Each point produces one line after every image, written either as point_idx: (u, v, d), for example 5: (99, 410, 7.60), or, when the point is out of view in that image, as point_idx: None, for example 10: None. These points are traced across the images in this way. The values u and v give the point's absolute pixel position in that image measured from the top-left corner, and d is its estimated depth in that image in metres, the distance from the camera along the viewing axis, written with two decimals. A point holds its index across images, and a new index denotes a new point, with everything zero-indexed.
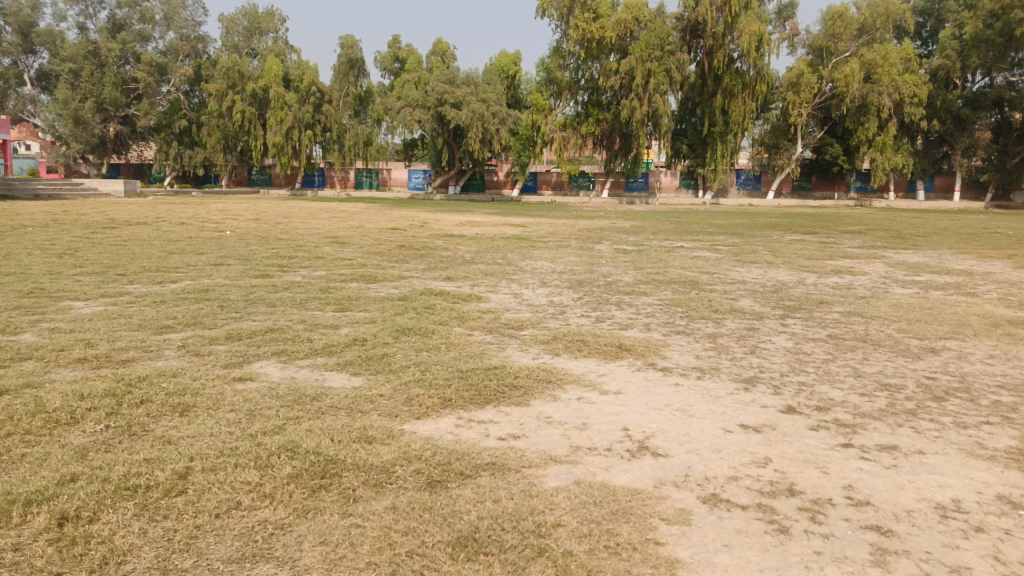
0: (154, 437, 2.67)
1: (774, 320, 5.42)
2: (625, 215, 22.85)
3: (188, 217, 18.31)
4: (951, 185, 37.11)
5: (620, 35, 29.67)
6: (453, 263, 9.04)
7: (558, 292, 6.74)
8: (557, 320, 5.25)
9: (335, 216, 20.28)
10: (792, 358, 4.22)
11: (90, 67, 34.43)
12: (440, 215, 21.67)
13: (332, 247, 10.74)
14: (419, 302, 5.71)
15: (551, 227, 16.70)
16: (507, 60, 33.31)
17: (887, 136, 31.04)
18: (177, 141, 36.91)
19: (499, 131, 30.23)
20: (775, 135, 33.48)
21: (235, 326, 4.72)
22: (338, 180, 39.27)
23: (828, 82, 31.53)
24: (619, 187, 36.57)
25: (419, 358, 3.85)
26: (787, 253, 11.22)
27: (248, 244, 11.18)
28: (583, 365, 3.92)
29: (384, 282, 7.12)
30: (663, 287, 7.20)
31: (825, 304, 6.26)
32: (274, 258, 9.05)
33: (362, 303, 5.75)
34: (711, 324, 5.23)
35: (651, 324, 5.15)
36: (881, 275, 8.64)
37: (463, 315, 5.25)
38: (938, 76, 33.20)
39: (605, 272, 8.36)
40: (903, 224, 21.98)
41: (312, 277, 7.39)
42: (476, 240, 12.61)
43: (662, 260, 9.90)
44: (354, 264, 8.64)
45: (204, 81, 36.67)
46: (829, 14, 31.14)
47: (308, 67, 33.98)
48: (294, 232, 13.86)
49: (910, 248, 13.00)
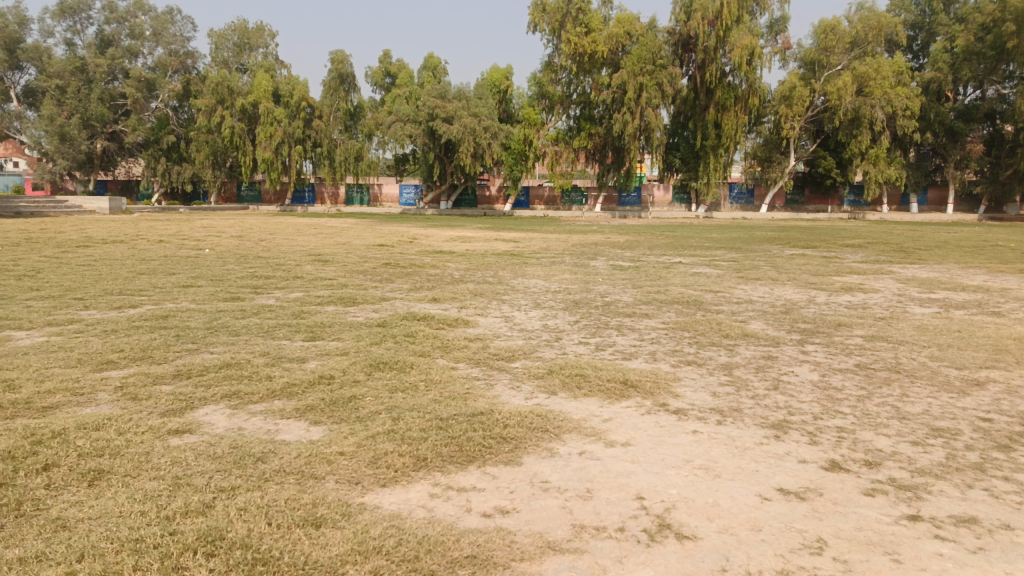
0: (44, 521, 2.11)
1: (791, 346, 4.88)
2: (618, 230, 22.42)
3: (169, 234, 17.74)
4: (944, 198, 36.92)
5: (612, 49, 29.40)
6: (441, 282, 8.51)
7: (553, 314, 6.20)
8: (552, 349, 4.70)
9: (322, 232, 19.79)
10: (822, 395, 3.68)
11: (76, 84, 33.88)
12: (430, 230, 21.20)
13: (314, 266, 10.19)
14: (399, 328, 5.15)
15: (544, 242, 16.19)
16: (499, 74, 32.97)
17: (880, 149, 30.83)
18: (166, 157, 36.39)
19: (491, 145, 29.96)
20: (768, 148, 33.24)
21: (187, 362, 4.15)
22: (329, 196, 38.82)
23: (820, 95, 31.29)
24: (612, 201, 36.24)
25: (392, 402, 3.30)
26: (791, 269, 10.74)
27: (226, 263, 10.64)
28: (583, 407, 3.38)
29: (364, 305, 6.56)
30: (665, 307, 6.67)
31: (844, 326, 5.73)
32: (249, 279, 8.49)
33: (336, 329, 5.21)
34: (723, 351, 4.71)
35: (656, 353, 4.63)
36: (894, 292, 8.15)
37: (446, 344, 4.68)
38: (930, 89, 33.05)
39: (602, 291, 7.85)
40: (902, 237, 21.57)
41: (287, 299, 6.84)
42: (466, 257, 12.08)
43: (661, 277, 9.39)
44: (333, 284, 8.08)
45: (192, 96, 36.20)
46: (821, 27, 30.92)
47: (298, 82, 33.56)
48: (276, 249, 13.32)
49: (917, 262, 12.52)
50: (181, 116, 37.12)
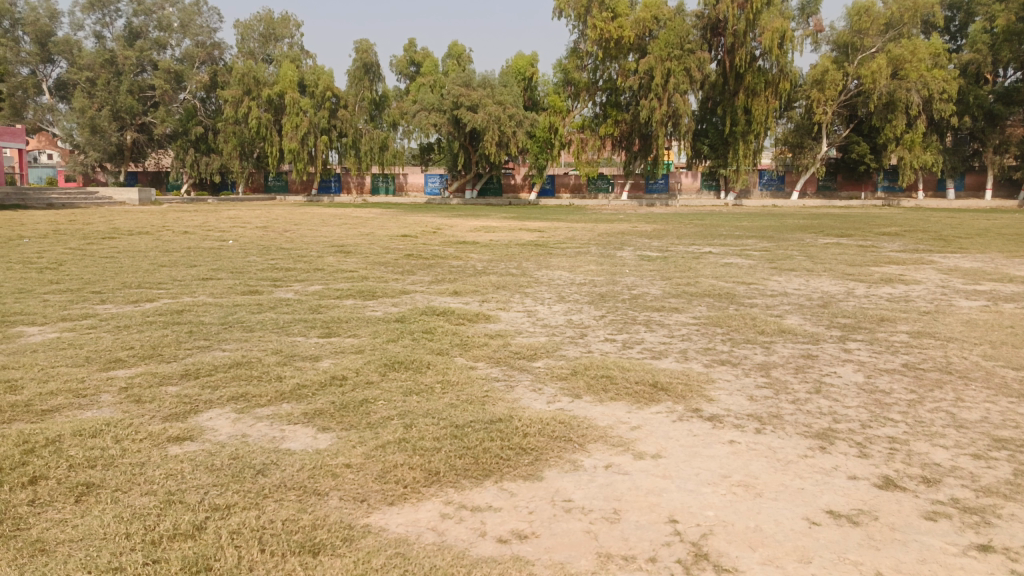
0: (22, 543, 1.94)
1: (832, 344, 4.60)
2: (645, 218, 22.05)
3: (195, 225, 17.80)
4: (983, 184, 35.81)
5: (639, 34, 28.87)
6: (463, 274, 8.31)
7: (579, 308, 5.96)
8: (577, 347, 4.47)
9: (347, 222, 19.73)
10: (869, 398, 3.41)
11: (106, 76, 34.16)
12: (455, 220, 21.04)
13: (336, 258, 10.05)
14: (417, 324, 4.95)
15: (570, 231, 15.92)
16: (524, 61, 32.56)
17: (915, 134, 29.96)
18: (194, 149, 36.69)
19: (516, 133, 29.65)
20: (799, 134, 32.50)
21: (197, 361, 4.00)
22: (355, 186, 38.86)
23: (853, 78, 30.46)
24: (639, 189, 35.73)
25: (406, 407, 3.09)
26: (825, 259, 10.36)
27: (248, 254, 10.55)
28: (610, 411, 3.16)
29: (382, 298, 6.38)
30: (695, 301, 6.39)
31: (887, 322, 5.41)
32: (270, 271, 8.37)
33: (353, 325, 5.03)
34: (759, 349, 4.45)
35: (687, 352, 4.38)
36: (936, 284, 7.77)
37: (466, 342, 4.46)
38: (969, 71, 32.02)
39: (629, 283, 7.59)
40: (940, 224, 20.94)
41: (305, 293, 6.69)
42: (490, 248, 11.87)
43: (690, 268, 9.08)
44: (354, 277, 7.92)
45: (220, 87, 36.36)
46: (855, 9, 30.04)
47: (323, 72, 33.54)
48: (299, 240, 13.22)
49: (958, 251, 12.04)
50: (209, 107, 37.35)
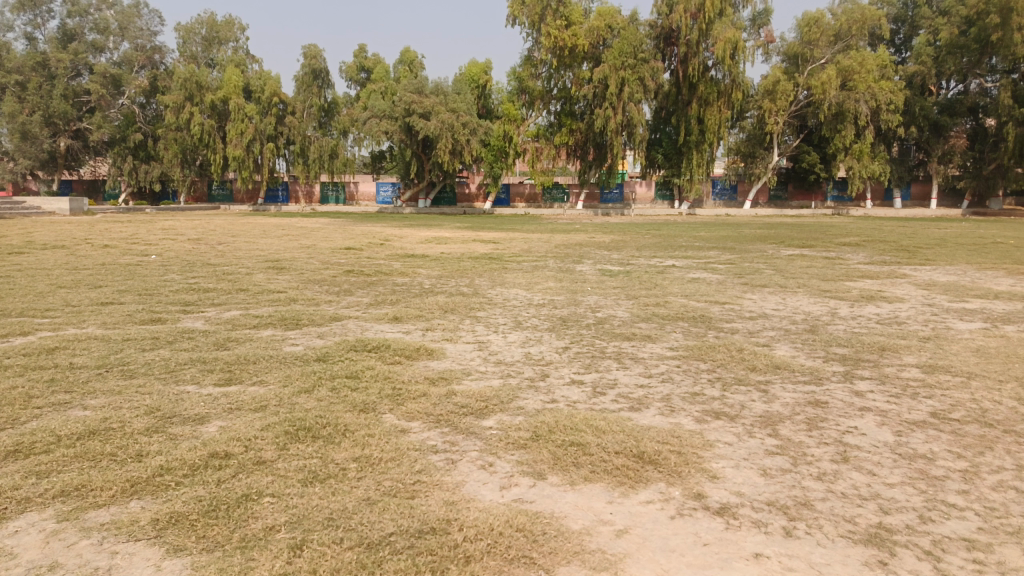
0: None
1: (839, 386, 3.86)
2: (603, 228, 21.46)
3: (122, 238, 16.51)
4: (928, 193, 36.40)
5: (593, 43, 28.40)
6: (408, 294, 7.44)
7: (537, 337, 5.13)
8: (536, 395, 3.62)
9: (290, 233, 18.66)
10: (912, 471, 2.66)
11: (38, 79, 32.28)
12: (405, 230, 20.13)
13: (267, 275, 9.05)
14: (342, 366, 4.05)
15: (526, 243, 15.17)
16: (477, 69, 31.78)
17: (864, 144, 30.17)
18: (133, 156, 34.83)
19: (470, 142, 28.85)
20: (751, 144, 32.60)
21: (38, 428, 3.04)
22: (303, 195, 37.49)
23: (804, 89, 30.57)
24: (594, 199, 35.27)
25: (301, 508, 2.21)
26: (796, 273, 9.79)
27: (168, 272, 9.47)
28: (584, 502, 2.33)
29: (307, 327, 5.43)
30: (668, 326, 5.63)
31: (890, 353, 4.71)
32: (184, 293, 7.35)
33: (263, 367, 4.10)
34: (754, 394, 3.68)
35: (671, 398, 3.59)
36: (920, 302, 7.20)
37: (400, 391, 3.58)
38: (914, 82, 32.40)
39: (592, 304, 6.81)
40: (894, 234, 20.90)
41: (216, 322, 5.70)
42: (440, 262, 11.01)
43: (656, 284, 8.37)
44: (280, 299, 6.93)
45: (161, 92, 34.72)
46: (804, 20, 30.16)
47: (270, 78, 32.32)
48: (231, 255, 12.13)
49: (924, 263, 11.64)
50: (149, 112, 35.60)
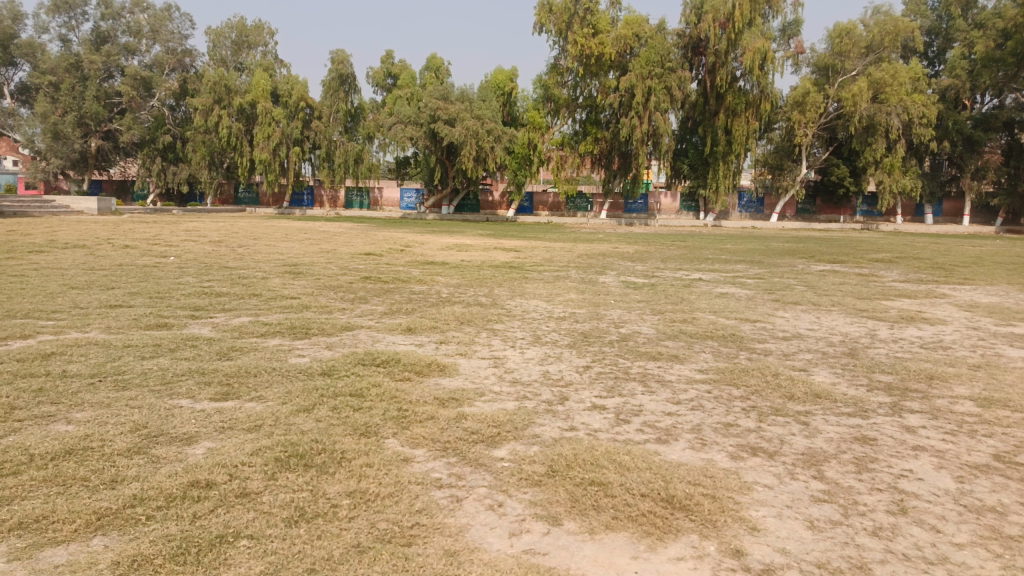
0: None
1: (888, 420, 3.52)
2: (626, 238, 21.12)
3: (143, 238, 16.49)
4: (961, 209, 35.50)
5: (620, 51, 28.11)
6: (425, 303, 7.18)
7: (557, 354, 4.83)
8: (554, 421, 3.32)
9: (312, 237, 18.56)
10: (981, 528, 2.32)
11: (71, 81, 32.74)
12: (426, 236, 19.94)
13: (282, 279, 8.87)
14: (347, 382, 3.79)
15: (548, 252, 14.89)
16: (503, 76, 31.62)
17: (895, 158, 29.48)
18: (161, 157, 35.12)
19: (494, 149, 28.66)
20: (779, 156, 32.04)
21: (12, 445, 2.80)
22: (328, 199, 37.53)
23: (834, 101, 29.98)
24: (618, 208, 34.88)
25: (281, 558, 1.94)
26: (829, 290, 9.38)
27: (183, 275, 9.32)
28: (605, 556, 2.04)
29: (315, 337, 5.18)
30: (696, 345, 5.30)
31: (940, 382, 4.36)
32: (196, 297, 7.16)
33: (264, 380, 3.84)
34: (794, 427, 3.35)
35: (701, 429, 3.27)
36: (963, 324, 6.80)
37: (406, 412, 3.30)
38: (948, 96, 31.59)
39: (615, 318, 6.50)
40: (928, 250, 20.28)
41: (223, 328, 5.47)
42: (460, 270, 10.77)
43: (682, 299, 8.04)
44: (292, 305, 6.70)
45: (190, 95, 35.01)
46: (836, 31, 29.58)
47: (297, 82, 32.42)
48: (249, 258, 11.97)
49: (963, 282, 11.15)
50: (178, 115, 35.90)
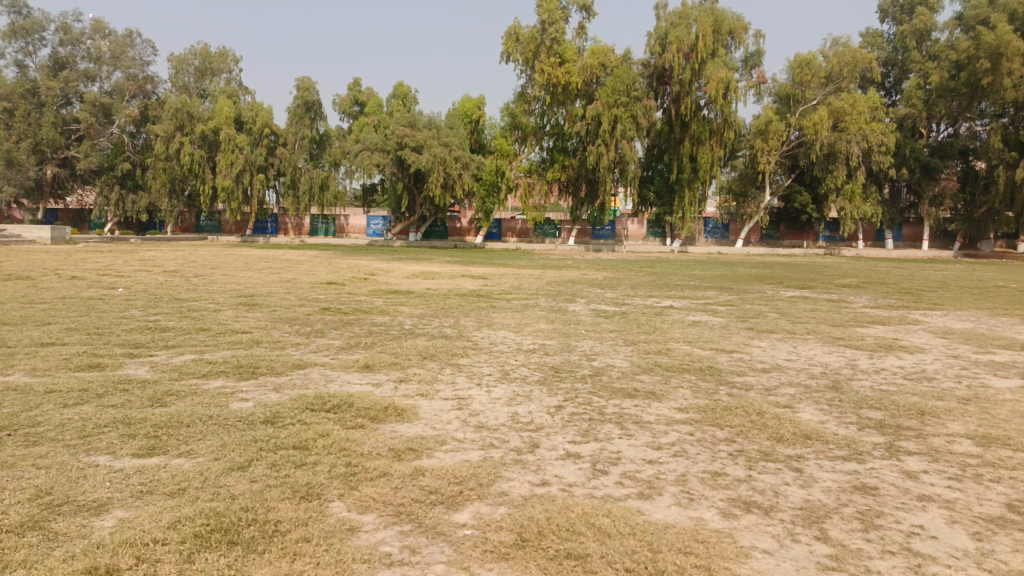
0: None
1: (886, 465, 3.23)
2: (596, 265, 20.98)
3: (95, 268, 15.80)
4: (919, 234, 36.18)
5: (586, 80, 28.24)
6: (386, 336, 6.79)
7: (526, 393, 4.47)
8: (524, 474, 2.97)
9: (273, 266, 18.01)
10: None
11: (27, 107, 31.84)
12: (392, 264, 19.52)
13: (235, 312, 8.39)
14: (291, 432, 3.39)
15: (516, 279, 14.60)
16: (471, 104, 31.57)
17: (855, 185, 29.97)
18: (120, 185, 34.21)
19: (462, 175, 28.50)
20: (743, 183, 32.39)
21: None
22: (293, 227, 36.94)
23: (796, 129, 30.46)
24: (585, 235, 34.90)
25: None
26: (803, 317, 9.20)
27: (129, 307, 8.79)
28: None
29: (263, 377, 4.76)
30: (673, 380, 4.99)
31: (932, 417, 4.10)
32: (138, 333, 6.67)
33: (197, 432, 3.43)
34: (787, 475, 3.04)
35: (687, 480, 2.94)
36: (942, 352, 6.62)
37: (356, 467, 2.91)
38: (904, 124, 32.25)
39: (586, 350, 6.18)
40: (892, 275, 20.48)
41: (162, 369, 5.01)
42: (425, 299, 10.38)
43: (655, 328, 7.76)
44: (241, 341, 6.26)
45: (151, 121, 34.28)
46: (796, 61, 30.10)
47: (262, 109, 31.90)
48: (204, 289, 11.44)
49: (933, 307, 11.10)
50: (138, 142, 35.09)
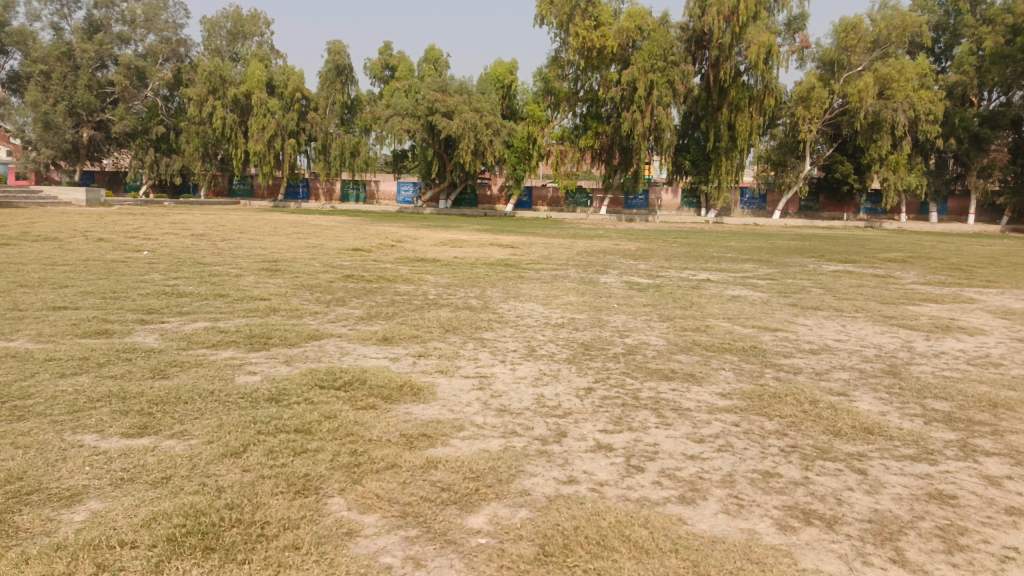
0: None
1: (962, 467, 2.84)
2: (628, 234, 20.46)
3: (124, 231, 15.77)
4: (966, 208, 34.82)
5: (622, 44, 27.32)
6: (409, 307, 6.49)
7: (554, 372, 4.13)
8: (549, 469, 2.63)
9: (302, 231, 17.84)
10: None
11: (63, 69, 31.95)
12: (421, 231, 19.24)
13: (257, 278, 8.17)
14: (295, 413, 3.09)
15: (546, 249, 14.20)
16: (503, 69, 30.82)
17: (900, 155, 28.77)
18: (154, 148, 34.34)
19: (493, 142, 27.97)
20: (782, 152, 31.32)
21: None
22: (323, 192, 36.84)
23: (839, 97, 29.24)
24: (618, 203, 34.23)
25: None
26: (850, 293, 8.70)
27: (151, 271, 8.62)
28: None
29: (274, 349, 4.48)
30: (714, 361, 4.61)
31: (1007, 411, 3.67)
32: (154, 298, 6.46)
33: (195, 409, 3.15)
34: (850, 479, 2.66)
35: (735, 482, 2.58)
36: (1005, 334, 6.11)
37: (362, 458, 2.60)
38: (955, 92, 30.77)
39: (619, 326, 5.80)
40: (938, 250, 19.63)
41: (171, 337, 4.75)
42: (452, 268, 10.07)
43: (691, 303, 7.34)
44: (258, 308, 5.99)
45: (184, 85, 34.19)
46: (842, 25, 28.83)
47: (293, 72, 31.57)
48: (228, 253, 11.26)
49: (987, 285, 10.47)
50: (172, 106, 35.09)
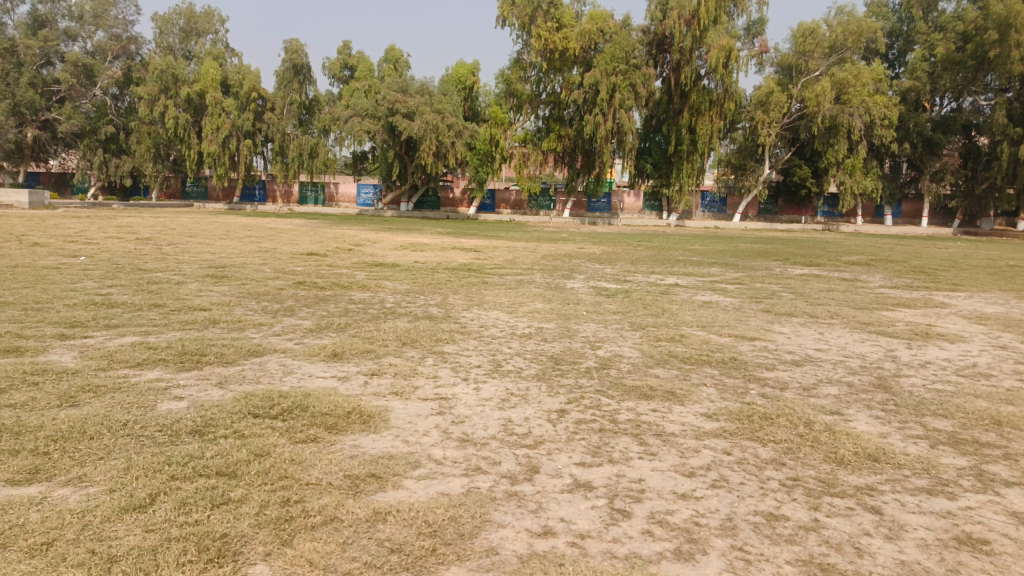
0: None
1: (984, 502, 2.51)
2: (591, 238, 20.22)
3: (65, 235, 14.87)
4: (919, 211, 35.43)
5: (584, 47, 27.10)
6: (364, 317, 6.01)
7: (522, 392, 3.73)
8: (522, 517, 2.23)
9: (256, 234, 17.13)
10: None
11: (4, 66, 30.45)
12: (380, 234, 18.69)
13: (201, 285, 7.59)
14: (217, 451, 2.63)
15: (510, 252, 13.81)
16: (465, 70, 30.40)
17: (856, 159, 29.09)
18: (103, 149, 32.98)
19: (455, 144, 27.52)
20: (742, 155, 31.44)
21: None
22: (281, 195, 35.85)
23: (798, 101, 29.47)
24: (581, 207, 34.03)
25: None
26: (821, 298, 8.50)
27: (84, 279, 7.96)
28: None
29: (208, 368, 3.99)
30: (694, 376, 4.25)
31: (1012, 430, 3.38)
32: (81, 309, 5.87)
33: (101, 447, 2.66)
34: (866, 520, 2.32)
35: (737, 529, 2.21)
36: (986, 341, 5.91)
37: (294, 512, 2.15)
38: (908, 98, 31.25)
39: (590, 336, 5.44)
40: (897, 252, 19.77)
41: (91, 356, 4.22)
42: (412, 273, 9.61)
43: (663, 310, 7.02)
44: (196, 320, 5.47)
45: (135, 84, 32.96)
46: (799, 30, 29.08)
47: (249, 72, 30.65)
48: (174, 259, 10.59)
49: (953, 289, 10.40)
50: (121, 105, 33.76)
